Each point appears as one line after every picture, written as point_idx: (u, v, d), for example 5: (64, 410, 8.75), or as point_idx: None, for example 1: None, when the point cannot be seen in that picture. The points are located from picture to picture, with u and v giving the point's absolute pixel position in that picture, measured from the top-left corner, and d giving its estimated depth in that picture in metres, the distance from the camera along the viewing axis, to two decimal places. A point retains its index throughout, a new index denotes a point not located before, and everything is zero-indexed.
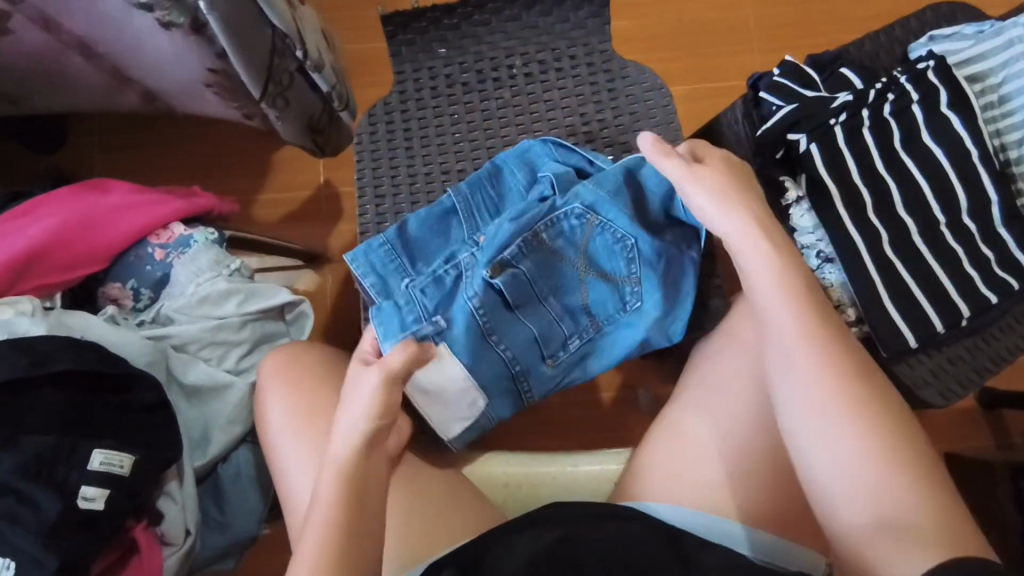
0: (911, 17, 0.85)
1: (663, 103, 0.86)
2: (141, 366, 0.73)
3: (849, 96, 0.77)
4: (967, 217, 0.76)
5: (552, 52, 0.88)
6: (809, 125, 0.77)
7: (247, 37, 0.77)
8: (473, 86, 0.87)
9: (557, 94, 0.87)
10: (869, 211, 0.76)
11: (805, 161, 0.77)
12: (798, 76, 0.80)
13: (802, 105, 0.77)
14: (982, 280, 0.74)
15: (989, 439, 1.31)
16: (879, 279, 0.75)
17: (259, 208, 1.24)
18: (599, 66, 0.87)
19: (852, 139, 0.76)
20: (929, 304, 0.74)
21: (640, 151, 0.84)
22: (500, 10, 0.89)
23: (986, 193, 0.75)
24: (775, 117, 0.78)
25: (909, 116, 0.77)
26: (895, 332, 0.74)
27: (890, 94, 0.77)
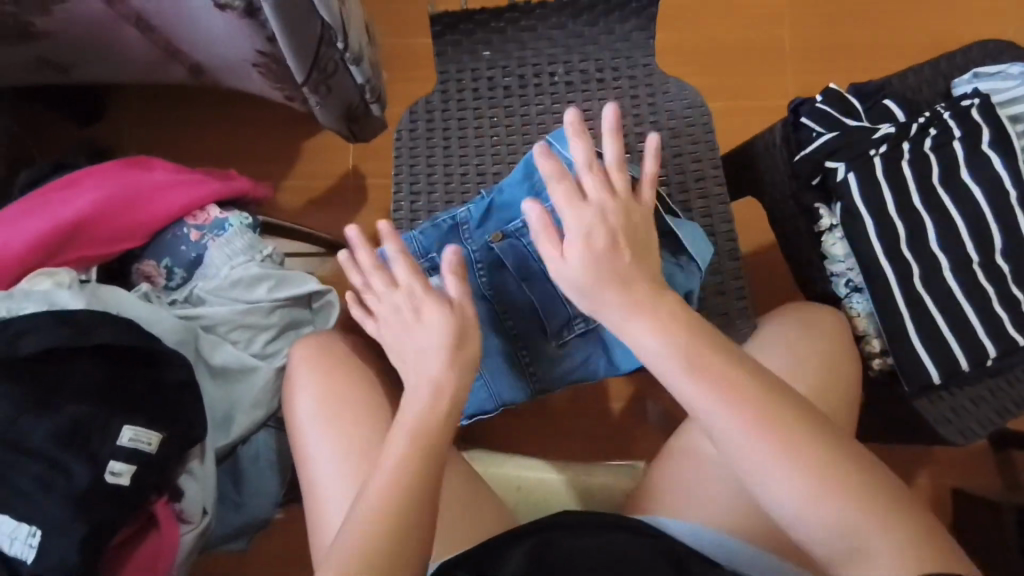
0: (957, 53, 0.85)
1: (702, 121, 0.86)
2: (172, 345, 0.75)
3: (892, 128, 0.77)
4: (1001, 256, 0.75)
5: (596, 64, 0.88)
6: (848, 154, 0.77)
7: (296, 25, 0.78)
8: (514, 91, 0.88)
9: (596, 105, 0.88)
10: (902, 244, 0.76)
11: (840, 189, 0.77)
12: (840, 104, 0.79)
13: (843, 134, 0.77)
14: (1011, 322, 0.74)
15: (996, 479, 1.31)
16: (907, 313, 0.75)
17: (288, 193, 1.25)
18: (641, 80, 0.88)
19: (892, 169, 0.76)
20: (954, 340, 0.75)
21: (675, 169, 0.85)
22: (547, 16, 0.89)
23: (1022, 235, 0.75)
24: (813, 144, 0.78)
25: (951, 152, 0.76)
26: (918, 365, 0.75)
27: (932, 129, 0.77)
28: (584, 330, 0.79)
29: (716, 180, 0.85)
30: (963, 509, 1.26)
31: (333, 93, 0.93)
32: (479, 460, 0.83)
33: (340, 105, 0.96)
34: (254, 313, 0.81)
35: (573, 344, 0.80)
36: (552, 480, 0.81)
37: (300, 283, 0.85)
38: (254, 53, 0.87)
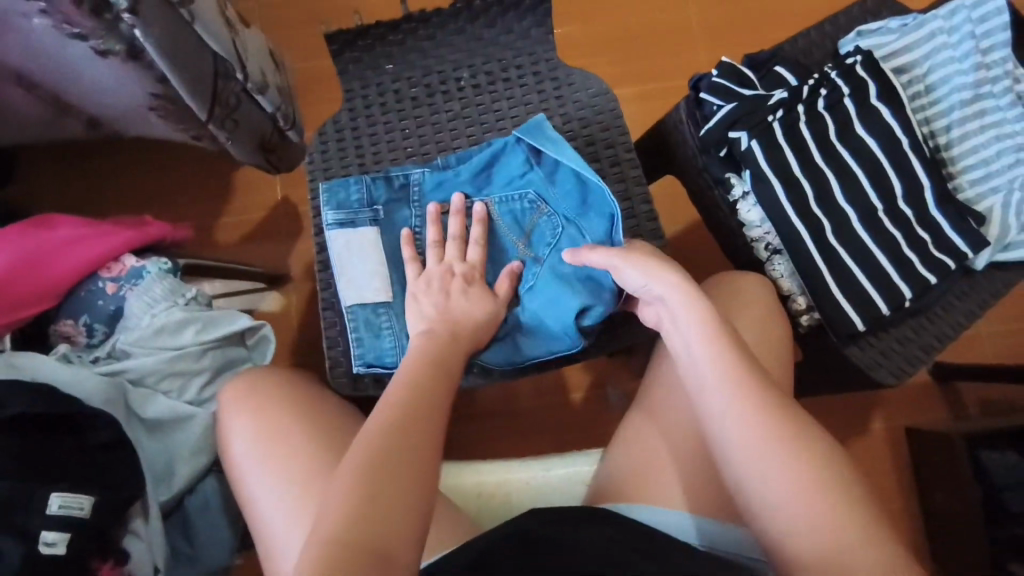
0: (839, 14, 0.88)
1: (609, 108, 0.88)
2: (97, 406, 0.71)
3: (785, 94, 0.79)
4: (902, 202, 0.79)
5: (498, 63, 0.89)
6: (748, 123, 0.78)
7: (187, 62, 0.76)
8: (422, 101, 0.88)
9: (505, 104, 0.88)
10: (812, 203, 0.78)
11: (748, 158, 0.78)
12: (735, 76, 0.81)
13: (741, 104, 0.79)
14: (920, 262, 0.79)
15: (946, 411, 1.38)
16: (825, 268, 0.78)
17: (216, 232, 1.23)
18: (545, 75, 0.89)
19: (791, 131, 0.78)
20: (871, 287, 0.78)
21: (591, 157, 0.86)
22: (444, 23, 0.89)
23: (919, 179, 0.79)
24: (715, 117, 0.80)
25: (843, 110, 0.79)
26: (844, 316, 0.78)
27: (822, 90, 0.79)
28: None
29: (629, 165, 0.86)
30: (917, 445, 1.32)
31: (244, 127, 0.91)
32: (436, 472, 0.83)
33: (252, 139, 0.94)
34: (183, 359, 0.79)
35: None
36: (512, 481, 0.81)
37: (229, 321, 0.83)
38: (150, 97, 0.84)
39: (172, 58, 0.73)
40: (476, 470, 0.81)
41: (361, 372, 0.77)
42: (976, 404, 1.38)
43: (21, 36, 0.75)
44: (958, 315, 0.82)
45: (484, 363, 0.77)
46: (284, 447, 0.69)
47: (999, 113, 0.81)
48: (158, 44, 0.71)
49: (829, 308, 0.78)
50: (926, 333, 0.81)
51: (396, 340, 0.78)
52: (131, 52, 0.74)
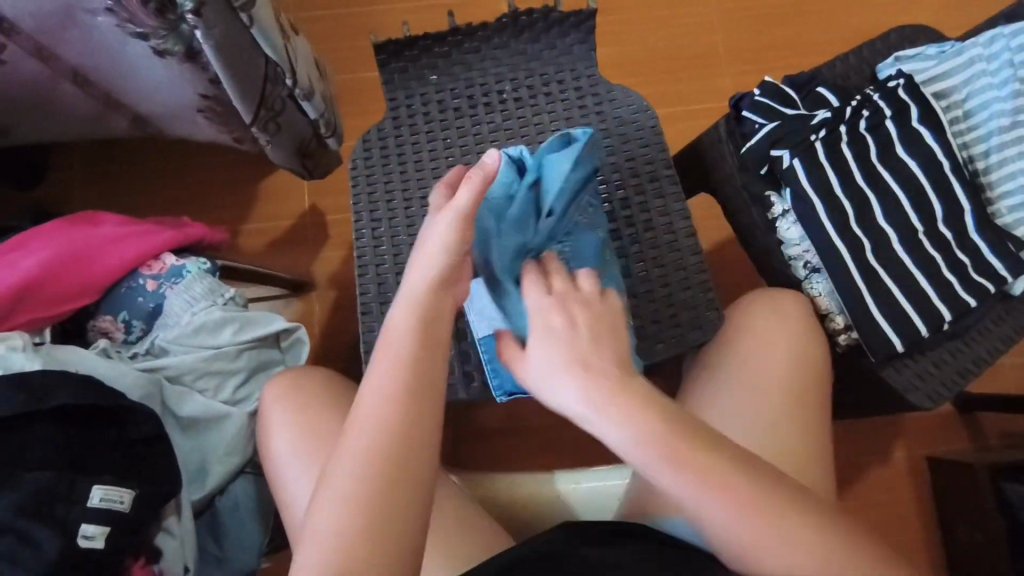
0: (878, 39, 0.90)
1: (650, 124, 0.89)
2: (135, 400, 0.72)
3: (828, 114, 0.81)
4: (942, 224, 0.79)
5: (540, 77, 0.90)
6: (791, 142, 0.80)
7: (239, 65, 0.77)
8: (465, 111, 0.89)
9: (547, 118, 0.89)
10: (852, 222, 0.79)
11: (789, 175, 0.79)
12: (777, 95, 0.83)
13: (782, 123, 0.81)
14: (960, 284, 0.78)
15: (968, 442, 1.36)
16: (865, 287, 0.78)
17: (245, 237, 1.23)
18: (587, 90, 0.90)
19: (832, 152, 0.79)
20: (911, 308, 0.78)
21: (631, 171, 0.87)
22: (489, 37, 0.91)
23: (958, 202, 0.79)
24: (757, 134, 0.82)
25: (884, 131, 0.80)
26: (881, 337, 0.77)
27: (865, 111, 0.81)
28: None
29: (668, 180, 0.86)
30: (942, 476, 1.30)
31: (284, 133, 0.92)
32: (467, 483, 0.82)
33: (292, 143, 0.95)
34: (220, 359, 0.79)
35: None
36: (545, 492, 0.80)
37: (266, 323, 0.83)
38: (198, 97, 0.86)
39: (227, 59, 0.75)
40: (509, 480, 0.81)
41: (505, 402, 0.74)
42: (998, 435, 1.36)
43: (83, 34, 0.77)
44: (995, 340, 0.81)
45: None
46: (321, 449, 0.68)
47: None
48: (215, 46, 0.72)
49: (868, 327, 0.78)
50: (965, 356, 0.80)
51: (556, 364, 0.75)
52: (187, 53, 0.76)
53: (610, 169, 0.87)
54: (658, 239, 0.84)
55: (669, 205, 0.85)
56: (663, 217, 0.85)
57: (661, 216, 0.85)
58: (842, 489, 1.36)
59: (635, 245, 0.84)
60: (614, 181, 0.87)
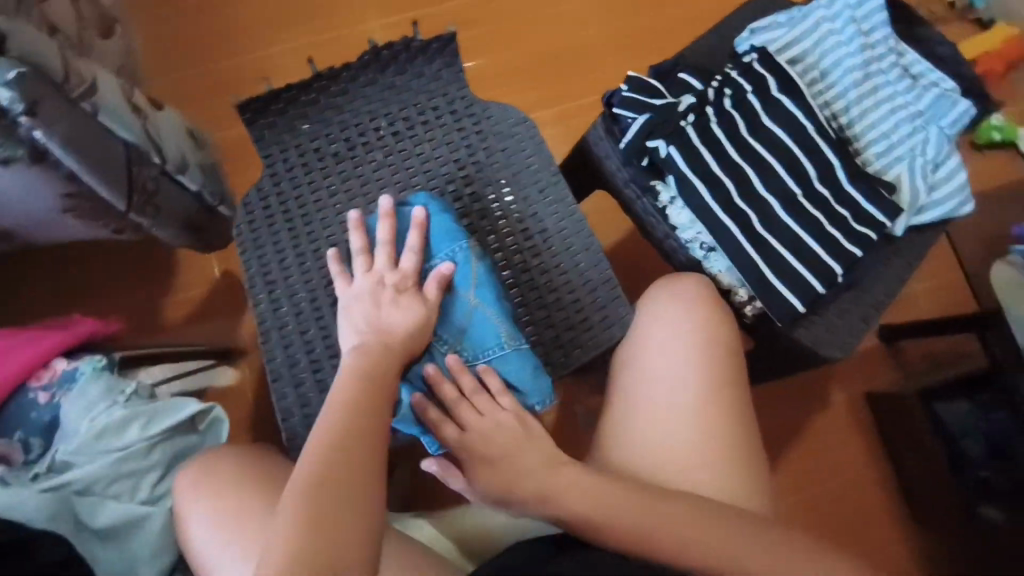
0: (731, 16, 0.93)
1: (529, 135, 0.89)
2: (41, 525, 0.67)
3: (692, 99, 0.83)
4: (818, 183, 0.83)
5: (413, 107, 0.90)
6: (664, 130, 0.81)
7: (95, 154, 0.73)
8: (344, 155, 0.88)
9: (427, 146, 0.89)
10: (736, 197, 0.81)
11: (668, 165, 0.81)
12: (643, 88, 0.84)
13: (653, 114, 0.82)
14: (843, 238, 0.82)
15: (896, 371, 1.44)
16: (760, 257, 0.81)
17: (152, 318, 1.19)
18: (463, 112, 0.90)
19: (705, 134, 0.81)
20: (805, 269, 0.81)
21: (518, 185, 0.88)
22: (355, 76, 0.90)
23: (829, 160, 0.83)
24: (631, 129, 0.83)
25: (748, 105, 0.83)
26: (784, 300, 0.81)
27: (727, 90, 0.83)
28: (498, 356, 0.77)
29: (556, 188, 0.87)
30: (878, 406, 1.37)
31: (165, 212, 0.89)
32: (419, 527, 0.81)
33: (177, 221, 0.92)
34: (131, 458, 0.76)
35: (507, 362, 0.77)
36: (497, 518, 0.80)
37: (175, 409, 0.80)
38: (63, 200, 0.82)
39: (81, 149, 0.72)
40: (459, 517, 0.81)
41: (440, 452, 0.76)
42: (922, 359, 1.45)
43: None
44: (886, 283, 0.86)
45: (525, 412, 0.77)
46: (247, 533, 0.66)
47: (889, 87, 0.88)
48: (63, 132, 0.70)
49: (770, 294, 0.81)
50: (863, 303, 0.85)
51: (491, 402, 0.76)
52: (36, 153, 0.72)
53: (498, 186, 0.88)
54: (556, 248, 0.85)
55: (561, 212, 0.86)
56: (557, 225, 0.86)
57: (555, 224, 0.86)
58: (792, 440, 1.41)
59: (535, 257, 0.85)
60: (504, 199, 0.87)
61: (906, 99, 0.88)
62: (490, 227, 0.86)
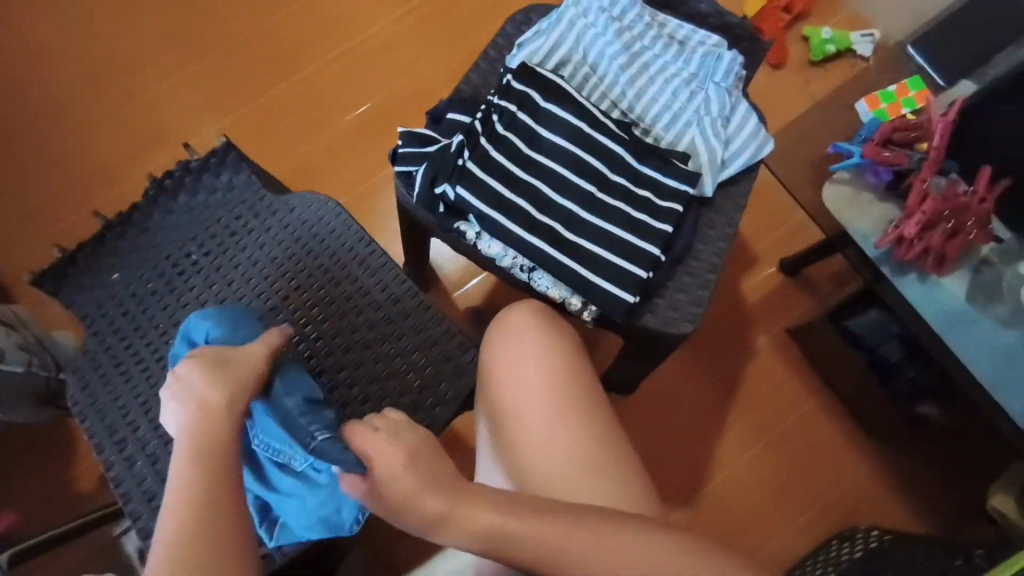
0: (495, 39, 0.95)
1: (336, 213, 0.90)
2: None
3: (461, 136, 0.82)
4: (611, 174, 0.83)
5: (213, 222, 0.89)
6: (445, 174, 0.81)
7: None
8: (160, 291, 0.87)
9: (240, 255, 0.88)
10: (535, 214, 0.81)
11: (461, 204, 0.81)
12: (417, 139, 0.85)
13: (430, 162, 0.82)
14: (651, 217, 0.83)
15: (807, 298, 1.46)
16: (577, 264, 0.81)
17: (56, 495, 1.16)
18: (265, 211, 0.90)
19: (486, 164, 0.81)
20: (624, 259, 0.81)
21: (338, 265, 0.88)
22: (151, 212, 0.90)
23: (614, 149, 0.84)
24: (417, 181, 0.83)
25: (520, 123, 0.83)
26: (613, 296, 0.81)
27: (494, 115, 0.83)
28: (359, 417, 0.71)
29: (368, 259, 0.88)
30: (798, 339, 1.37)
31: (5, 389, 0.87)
32: None
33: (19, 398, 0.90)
34: None
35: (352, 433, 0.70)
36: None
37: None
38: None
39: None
40: None
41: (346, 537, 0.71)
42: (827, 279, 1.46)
43: None
44: (712, 243, 0.88)
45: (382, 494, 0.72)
46: None
47: (655, 62, 0.90)
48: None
49: (598, 295, 0.81)
50: (695, 272, 0.86)
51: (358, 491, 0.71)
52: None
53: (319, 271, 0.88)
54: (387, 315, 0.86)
55: (385, 279, 0.87)
56: (384, 293, 0.87)
57: (380, 291, 0.87)
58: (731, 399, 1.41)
59: (371, 331, 0.86)
60: (328, 281, 0.87)
61: (676, 66, 0.90)
62: (323, 313, 0.86)
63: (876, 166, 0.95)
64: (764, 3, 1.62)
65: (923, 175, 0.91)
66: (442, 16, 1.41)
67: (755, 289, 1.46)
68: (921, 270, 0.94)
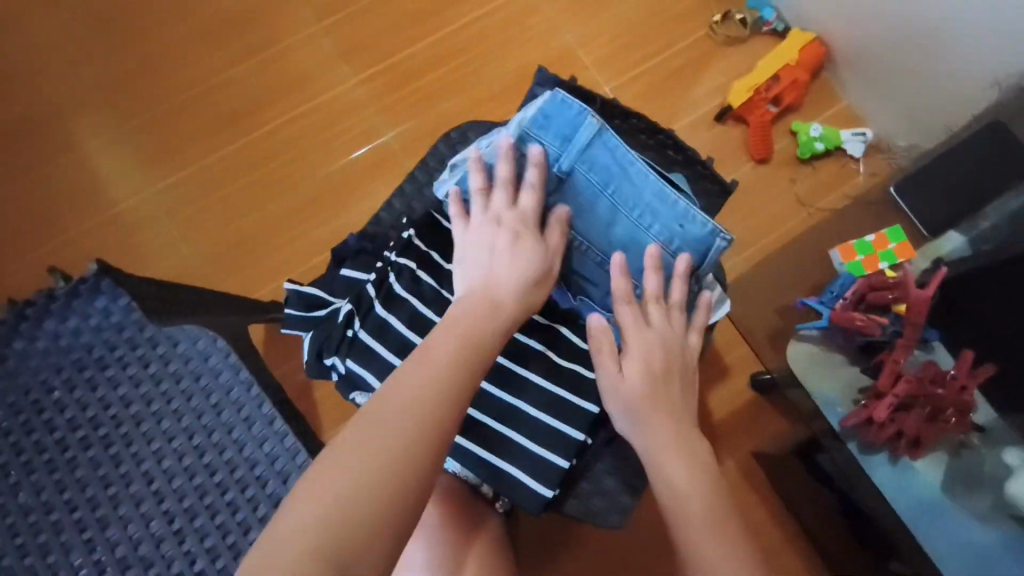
0: (419, 170, 0.85)
1: (221, 351, 0.82)
2: None
3: (349, 304, 0.70)
4: (530, 340, 0.72)
5: (83, 352, 0.78)
6: (332, 346, 0.70)
7: None
8: (6, 429, 0.74)
9: (108, 391, 0.77)
10: None
11: (352, 379, 0.69)
12: (305, 298, 0.74)
13: (319, 330, 0.72)
14: (580, 395, 0.70)
15: None
16: (486, 452, 0.69)
17: None
18: (145, 345, 0.80)
19: (381, 337, 0.68)
20: (542, 447, 0.69)
21: (220, 412, 0.79)
22: (10, 338, 0.79)
23: (531, 317, 0.74)
24: (307, 346, 0.73)
25: (422, 286, 0.69)
26: (529, 491, 0.69)
27: (391, 276, 0.70)
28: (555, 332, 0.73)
29: (249, 411, 0.79)
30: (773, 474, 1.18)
31: None
32: None
33: None
34: None
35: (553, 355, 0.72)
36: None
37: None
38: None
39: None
40: None
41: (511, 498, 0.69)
42: None
43: None
44: None
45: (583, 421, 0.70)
46: None
47: None
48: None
49: (512, 487, 0.69)
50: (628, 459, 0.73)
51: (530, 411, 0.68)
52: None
53: (196, 417, 0.78)
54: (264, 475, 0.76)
55: (270, 434, 0.79)
56: (264, 448, 0.78)
57: (259, 447, 0.78)
58: None
59: (243, 494, 0.75)
60: (205, 430, 0.77)
61: None
62: (197, 464, 0.76)
63: (848, 332, 0.85)
64: (750, 93, 1.25)
65: (895, 355, 0.81)
66: (394, 84, 1.26)
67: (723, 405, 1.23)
68: (892, 452, 0.83)
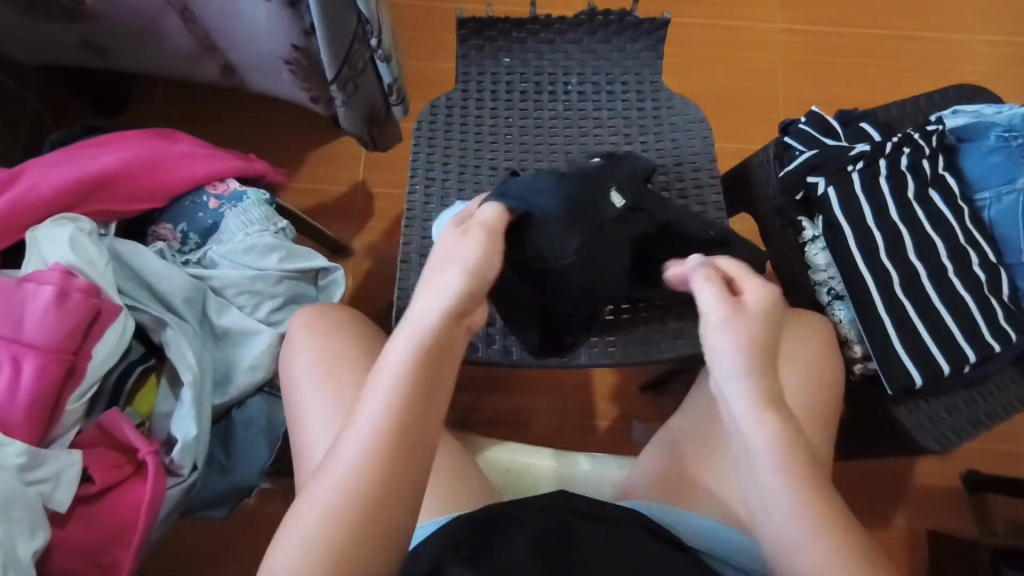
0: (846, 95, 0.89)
1: (615, 66, 0.88)
2: (32, 491, 0.61)
3: (867, 147, 0.79)
4: (950, 269, 0.75)
5: (630, 98, 0.87)
6: (828, 168, 0.78)
7: (171, 212, 0.81)
8: (470, 154, 0.83)
9: (545, 122, 0.86)
10: (858, 259, 0.76)
11: (823, 204, 0.78)
12: (821, 126, 0.82)
13: (821, 151, 0.79)
14: (987, 328, 0.73)
15: (971, 524, 1.15)
16: (889, 318, 0.74)
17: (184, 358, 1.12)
18: (563, 81, 0.87)
19: (846, 199, 0.77)
20: (939, 343, 0.73)
21: (647, 138, 0.85)
22: (461, 88, 0.86)
23: (956, 237, 0.76)
24: (796, 161, 0.80)
25: (877, 187, 0.77)
26: (899, 369, 0.73)
27: (859, 164, 0.78)
28: (992, 258, 0.77)
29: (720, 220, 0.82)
30: (942, 555, 1.09)
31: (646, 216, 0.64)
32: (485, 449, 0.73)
33: None
34: (191, 441, 0.69)
35: (982, 276, 0.76)
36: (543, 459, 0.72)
37: (250, 436, 0.76)
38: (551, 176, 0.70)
39: (279, 288, 0.79)
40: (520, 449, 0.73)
41: (940, 362, 0.72)
42: (1008, 520, 1.15)
43: None
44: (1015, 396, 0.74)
45: (997, 346, 0.73)
46: None
47: None
48: (154, 205, 0.80)
49: (884, 356, 0.73)
50: (987, 407, 0.74)
51: (955, 312, 0.74)
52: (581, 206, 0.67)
53: (622, 142, 0.86)
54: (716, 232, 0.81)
55: (634, 82, 0.87)
56: (644, 111, 0.87)
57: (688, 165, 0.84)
58: None
59: None
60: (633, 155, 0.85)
61: None
62: None
63: None
64: None
65: None
66: (734, 55, 1.33)
67: (926, 469, 1.17)
68: None
